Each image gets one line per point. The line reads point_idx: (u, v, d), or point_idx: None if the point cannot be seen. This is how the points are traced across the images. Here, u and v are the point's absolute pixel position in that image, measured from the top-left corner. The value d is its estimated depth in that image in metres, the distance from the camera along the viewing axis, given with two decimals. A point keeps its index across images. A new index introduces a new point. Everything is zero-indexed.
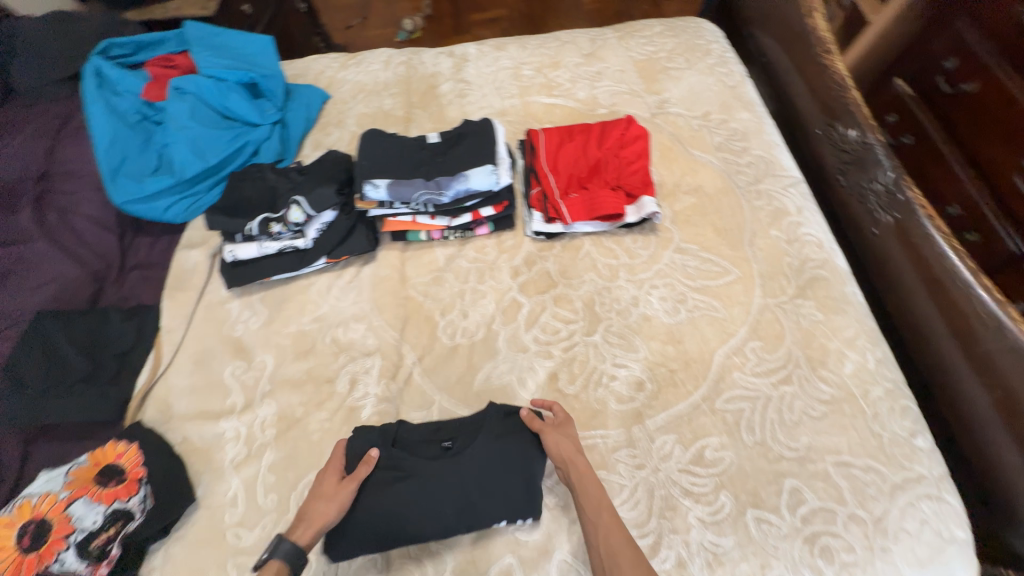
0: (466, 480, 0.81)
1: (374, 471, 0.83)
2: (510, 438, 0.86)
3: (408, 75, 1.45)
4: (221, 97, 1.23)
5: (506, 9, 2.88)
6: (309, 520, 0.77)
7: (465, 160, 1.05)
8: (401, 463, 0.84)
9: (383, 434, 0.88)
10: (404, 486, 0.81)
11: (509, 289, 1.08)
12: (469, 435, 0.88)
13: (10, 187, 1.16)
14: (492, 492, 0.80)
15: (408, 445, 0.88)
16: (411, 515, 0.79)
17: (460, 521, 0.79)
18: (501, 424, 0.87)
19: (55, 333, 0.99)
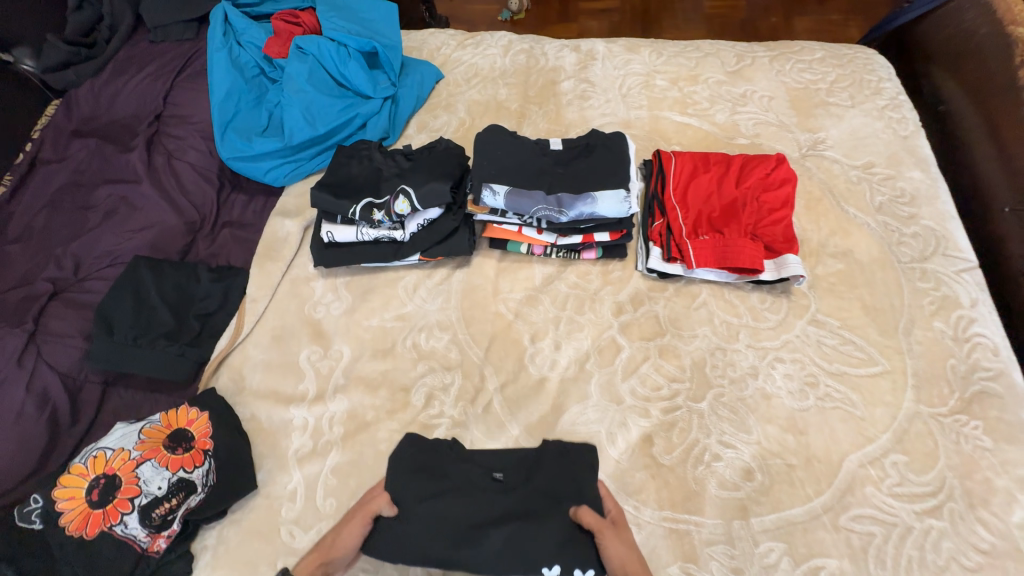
0: (512, 513, 0.74)
1: (414, 486, 0.77)
2: (563, 479, 0.79)
3: (528, 65, 1.34)
4: (339, 64, 1.16)
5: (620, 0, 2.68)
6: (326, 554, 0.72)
7: (592, 179, 0.94)
8: (444, 480, 0.78)
9: (429, 451, 0.82)
10: (442, 506, 0.75)
11: (609, 327, 0.97)
12: (519, 468, 0.81)
13: (128, 124, 1.16)
14: (540, 527, 0.72)
15: (456, 464, 0.81)
16: (444, 539, 0.72)
17: (501, 558, 0.70)
18: (558, 462, 0.81)
19: (148, 282, 0.97)
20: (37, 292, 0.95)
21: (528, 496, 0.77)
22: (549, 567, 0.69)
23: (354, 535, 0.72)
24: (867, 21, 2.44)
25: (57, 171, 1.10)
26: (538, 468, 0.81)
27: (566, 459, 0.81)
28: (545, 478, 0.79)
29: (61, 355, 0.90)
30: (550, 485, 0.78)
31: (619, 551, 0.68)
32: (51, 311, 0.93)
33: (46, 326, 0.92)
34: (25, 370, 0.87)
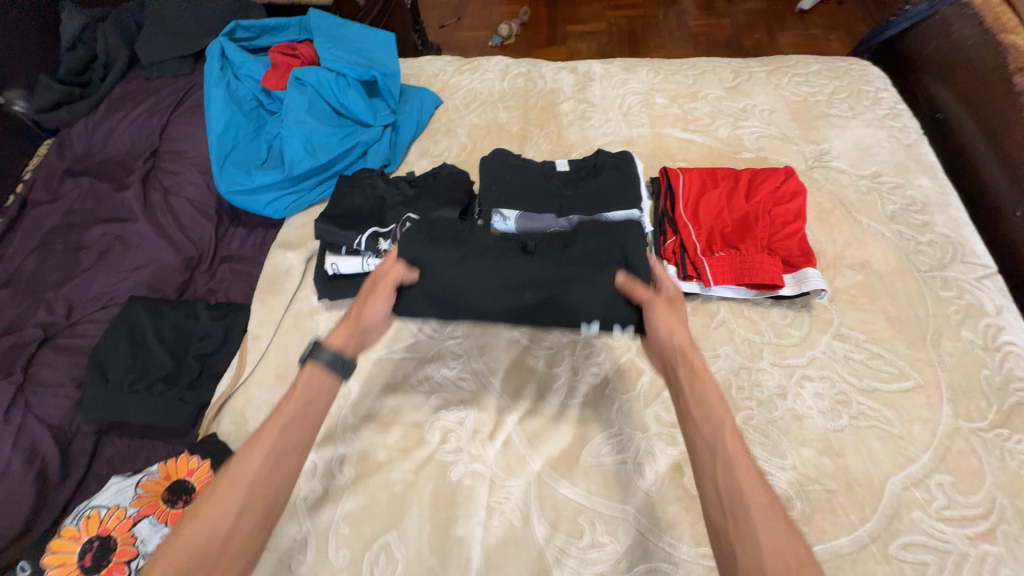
0: (547, 275, 0.82)
1: (442, 253, 0.82)
2: (602, 244, 0.83)
3: (526, 88, 1.34)
4: (338, 94, 1.15)
5: (606, 23, 2.75)
6: (352, 324, 0.72)
7: (602, 199, 0.93)
8: (473, 247, 0.83)
9: (451, 230, 0.87)
10: (472, 268, 0.82)
11: (627, 350, 0.93)
12: (550, 245, 0.85)
13: (123, 162, 1.14)
14: (579, 291, 0.81)
15: (485, 237, 0.87)
16: (483, 293, 0.82)
17: (538, 313, 0.83)
18: (593, 232, 0.85)
19: (144, 324, 0.94)
20: (26, 339, 0.90)
21: (562, 263, 0.82)
22: (588, 324, 0.82)
23: (382, 304, 0.75)
24: (847, 34, 2.49)
25: (48, 212, 1.07)
26: (574, 236, 0.85)
27: (604, 230, 0.85)
28: (580, 245, 0.84)
29: (50, 407, 0.85)
30: (587, 249, 0.84)
31: (664, 320, 0.70)
32: (41, 359, 0.89)
33: (36, 375, 0.87)
34: (12, 425, 0.81)
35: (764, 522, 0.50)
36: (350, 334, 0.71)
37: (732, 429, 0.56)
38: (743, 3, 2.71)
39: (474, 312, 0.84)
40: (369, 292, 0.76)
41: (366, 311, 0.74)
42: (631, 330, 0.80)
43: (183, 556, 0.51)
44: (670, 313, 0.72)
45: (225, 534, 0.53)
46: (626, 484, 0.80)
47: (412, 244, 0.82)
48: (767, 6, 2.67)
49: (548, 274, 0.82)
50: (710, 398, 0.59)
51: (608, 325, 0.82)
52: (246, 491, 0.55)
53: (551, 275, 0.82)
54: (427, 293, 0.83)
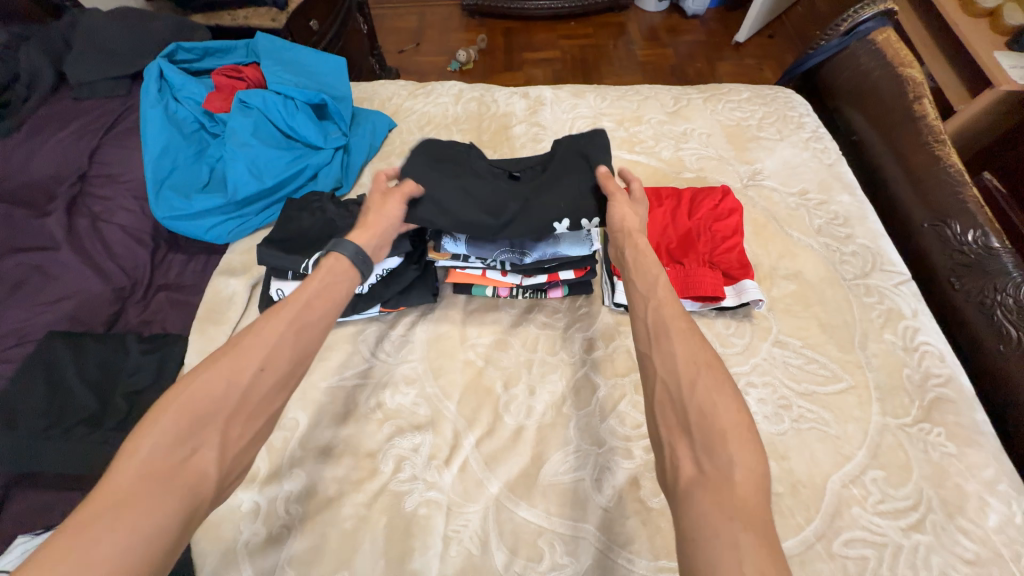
0: (529, 187, 0.89)
1: (439, 169, 0.89)
2: (577, 158, 0.91)
3: (480, 111, 1.38)
4: (286, 117, 1.13)
5: (560, 51, 2.88)
6: (370, 227, 0.80)
7: (547, 192, 0.88)
8: (467, 169, 0.92)
9: (448, 155, 0.94)
10: (465, 182, 0.88)
11: (581, 366, 0.95)
12: (532, 171, 0.95)
13: (41, 185, 1.05)
14: (556, 195, 0.87)
15: (477, 163, 0.94)
16: (472, 203, 0.86)
17: (522, 218, 0.86)
18: (569, 152, 0.93)
19: (65, 361, 0.86)
20: None
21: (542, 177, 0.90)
22: (560, 221, 0.86)
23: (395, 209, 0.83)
24: (777, 64, 2.72)
25: None
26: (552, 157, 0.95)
27: (579, 147, 0.92)
28: (558, 162, 0.92)
29: None
30: (563, 165, 0.91)
31: (629, 214, 0.81)
32: None
33: None
34: None
35: (682, 347, 0.60)
36: (369, 236, 0.80)
37: (663, 285, 0.69)
38: (685, 36, 2.92)
39: (463, 221, 0.85)
40: (382, 201, 0.84)
41: (382, 214, 0.82)
42: (597, 220, 0.87)
43: (205, 400, 0.55)
44: (636, 213, 0.84)
45: (249, 383, 0.58)
46: (584, 501, 0.80)
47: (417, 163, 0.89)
48: (707, 38, 2.89)
49: (529, 187, 0.89)
50: (647, 265, 0.73)
51: (579, 220, 0.87)
52: (275, 349, 0.61)
53: (537, 185, 0.89)
54: (424, 202, 0.86)
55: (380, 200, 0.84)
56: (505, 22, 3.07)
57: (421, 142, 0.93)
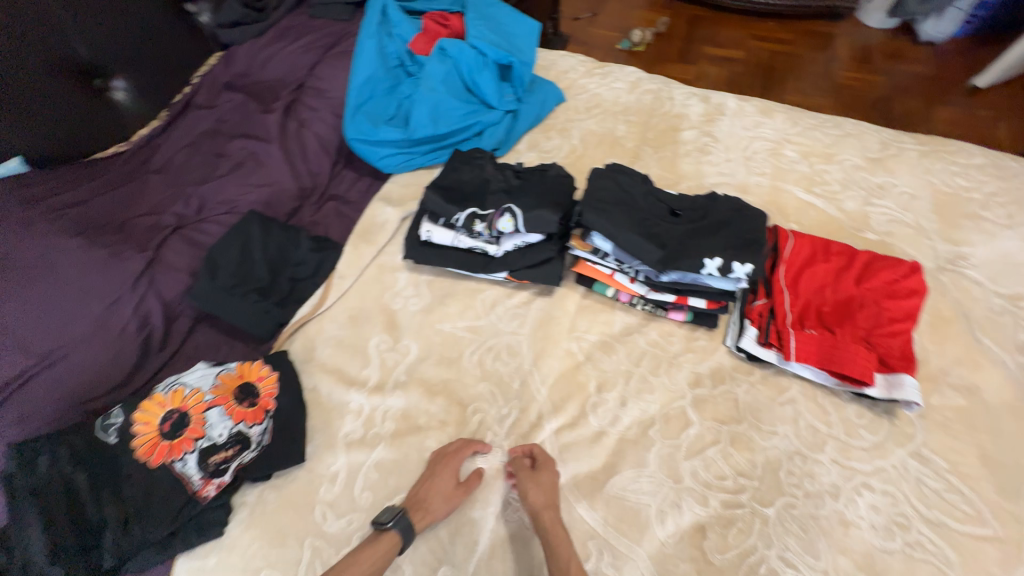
0: (693, 232, 0.88)
1: (615, 190, 0.92)
2: (746, 220, 0.89)
3: (651, 106, 1.33)
4: (473, 71, 1.19)
5: (745, 53, 2.61)
6: (424, 508, 0.78)
7: (711, 238, 0.86)
8: (638, 196, 0.92)
9: (624, 177, 0.95)
10: (634, 210, 0.89)
11: (681, 397, 0.91)
12: (698, 214, 0.93)
13: (272, 87, 1.25)
14: (719, 244, 0.84)
15: (649, 192, 0.95)
16: (637, 226, 0.86)
17: (678, 254, 0.84)
18: (739, 213, 0.91)
19: (254, 236, 1.03)
20: (162, 223, 1.01)
21: (709, 225, 0.89)
22: (711, 259, 0.82)
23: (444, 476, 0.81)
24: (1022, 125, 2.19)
25: (203, 115, 1.20)
26: (722, 208, 0.92)
27: (749, 214, 0.91)
28: (726, 217, 0.90)
29: (167, 286, 0.95)
30: (731, 222, 0.89)
31: (540, 489, 0.78)
32: (170, 243, 0.99)
33: (163, 256, 0.97)
34: (136, 293, 0.92)
35: None
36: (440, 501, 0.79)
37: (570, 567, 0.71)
38: (906, 65, 2.46)
39: (625, 237, 0.85)
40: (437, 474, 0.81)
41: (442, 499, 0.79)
42: (750, 267, 0.81)
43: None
44: (544, 478, 0.79)
45: None
46: (643, 528, 0.79)
47: (598, 180, 0.92)
48: (935, 74, 2.40)
49: (694, 231, 0.88)
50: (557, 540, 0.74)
51: (730, 264, 0.82)
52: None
53: (693, 231, 0.88)
54: (597, 211, 0.87)
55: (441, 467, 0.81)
56: (693, 9, 2.85)
57: (597, 167, 0.98)
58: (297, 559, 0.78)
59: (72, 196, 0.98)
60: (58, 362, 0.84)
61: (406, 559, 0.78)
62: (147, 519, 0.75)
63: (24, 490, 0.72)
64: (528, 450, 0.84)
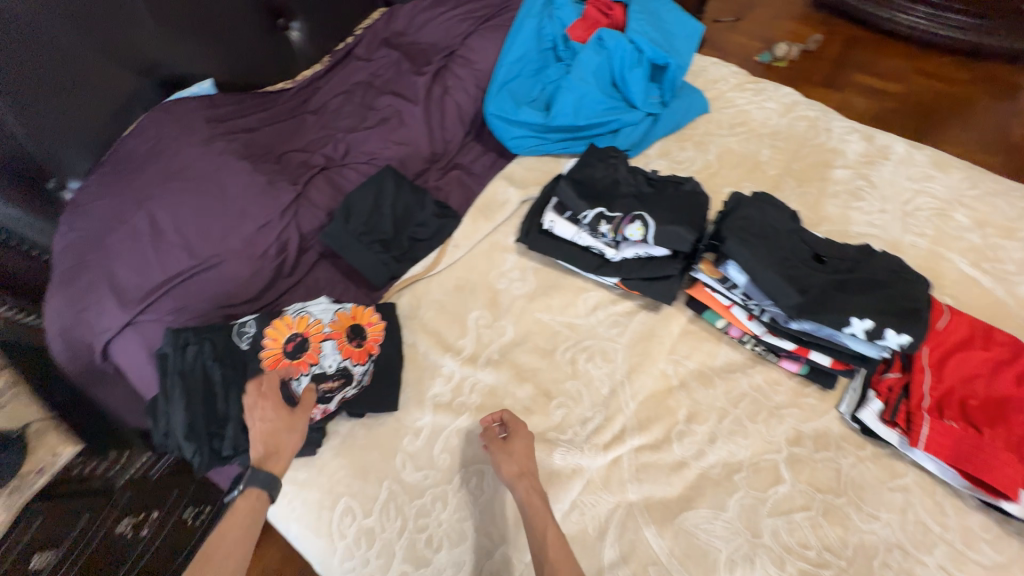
0: (843, 283, 0.81)
1: (761, 221, 0.86)
2: (904, 281, 0.81)
3: (803, 134, 1.22)
4: (625, 67, 1.17)
5: (905, 87, 2.31)
6: (278, 453, 0.76)
7: (864, 296, 0.79)
8: (785, 232, 0.87)
9: (773, 207, 0.89)
10: (780, 246, 0.84)
11: (776, 451, 0.86)
12: (849, 264, 0.85)
13: (425, 51, 1.30)
14: (872, 303, 0.77)
15: (797, 230, 0.88)
16: (780, 265, 0.81)
17: (821, 305, 0.78)
18: (896, 273, 0.83)
19: (388, 190, 1.09)
20: (312, 162, 1.09)
21: (862, 278, 0.81)
22: (861, 319, 0.76)
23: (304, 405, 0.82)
24: None
25: (360, 67, 1.27)
26: (877, 264, 0.84)
27: (907, 276, 0.82)
28: (881, 274, 0.82)
29: (307, 220, 1.04)
30: (889, 281, 0.81)
31: (511, 459, 0.79)
32: (316, 182, 1.07)
33: (308, 192, 1.05)
34: (283, 221, 1.01)
35: None
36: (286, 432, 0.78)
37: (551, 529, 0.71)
38: None
39: (765, 275, 0.80)
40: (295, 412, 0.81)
41: (288, 432, 0.78)
42: (908, 337, 0.74)
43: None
44: (516, 448, 0.80)
45: None
46: (709, 571, 0.77)
47: (744, 207, 0.88)
48: None
49: (843, 282, 0.81)
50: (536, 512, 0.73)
51: (883, 330, 0.75)
52: (233, 545, 0.67)
53: (843, 282, 0.81)
54: (740, 240, 0.82)
55: (261, 420, 0.78)
56: (852, 30, 2.55)
57: (740, 192, 0.93)
58: (375, 496, 0.84)
59: (245, 123, 1.08)
60: (212, 267, 0.95)
61: (469, 525, 0.82)
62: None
63: (174, 371, 0.83)
64: (498, 417, 0.84)
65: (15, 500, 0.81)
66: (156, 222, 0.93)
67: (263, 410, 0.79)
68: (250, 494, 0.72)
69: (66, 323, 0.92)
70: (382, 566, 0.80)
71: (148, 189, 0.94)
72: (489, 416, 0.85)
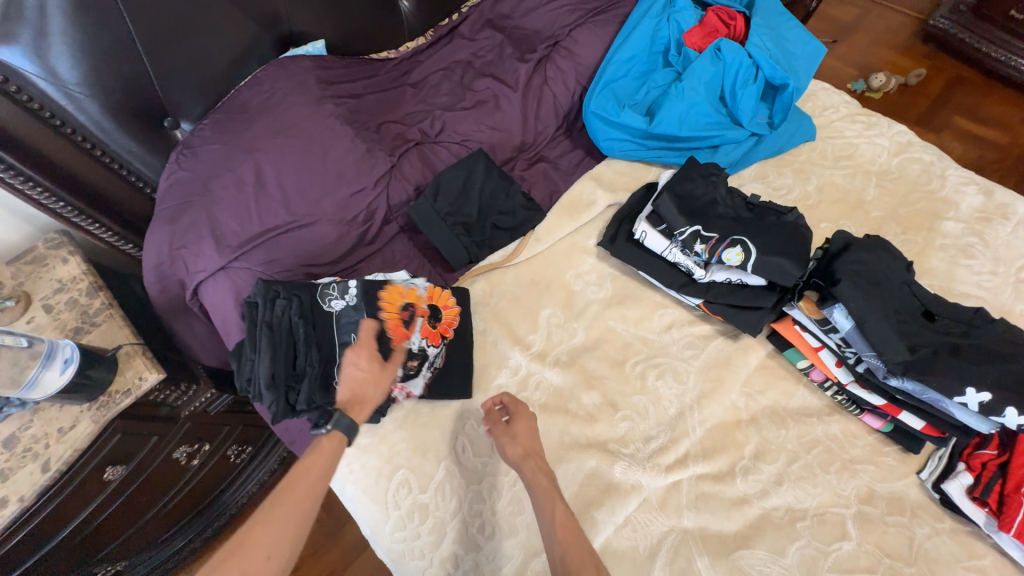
0: (951, 348, 0.79)
1: (873, 269, 0.84)
2: (1019, 355, 0.77)
3: (915, 179, 1.14)
4: (738, 83, 1.13)
5: (1010, 138, 2.13)
6: (360, 404, 0.76)
7: (979, 368, 0.76)
8: (896, 283, 0.84)
9: (885, 256, 0.86)
10: (890, 299, 0.82)
11: (845, 505, 0.83)
12: (957, 326, 0.82)
13: (529, 39, 1.28)
14: (983, 373, 0.75)
15: (907, 282, 0.85)
16: (890, 320, 0.80)
17: (927, 369, 0.77)
18: (1009, 344, 0.79)
19: (478, 174, 1.08)
20: (408, 136, 1.10)
21: (971, 344, 0.79)
22: (976, 391, 0.74)
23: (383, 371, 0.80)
24: None
25: (462, 46, 1.26)
26: (990, 331, 0.81)
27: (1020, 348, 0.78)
28: (992, 342, 0.79)
29: (396, 192, 1.05)
30: (1002, 352, 0.78)
31: (515, 442, 0.76)
32: (410, 156, 1.08)
33: (401, 165, 1.06)
34: (375, 190, 1.02)
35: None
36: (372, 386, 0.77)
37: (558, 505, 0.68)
38: None
39: (873, 329, 0.79)
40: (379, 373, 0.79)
41: (374, 387, 0.78)
42: None
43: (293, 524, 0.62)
44: (518, 430, 0.77)
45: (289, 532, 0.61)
46: None
47: (857, 252, 0.85)
48: None
49: (951, 346, 0.79)
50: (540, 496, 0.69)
51: (999, 408, 0.73)
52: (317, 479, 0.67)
53: (952, 347, 0.79)
54: (855, 288, 0.80)
55: (356, 367, 0.77)
56: (958, 68, 2.36)
57: (848, 232, 0.90)
58: (432, 474, 0.85)
59: (352, 89, 1.10)
60: (305, 226, 0.97)
61: (521, 520, 0.82)
62: (337, 384, 0.86)
63: (264, 322, 0.85)
64: (499, 400, 0.83)
65: (101, 413, 0.85)
66: (261, 174, 0.96)
67: (357, 359, 0.78)
68: (336, 438, 0.71)
69: (162, 258, 0.95)
70: (432, 543, 0.81)
71: (257, 141, 0.97)
72: (488, 405, 0.82)
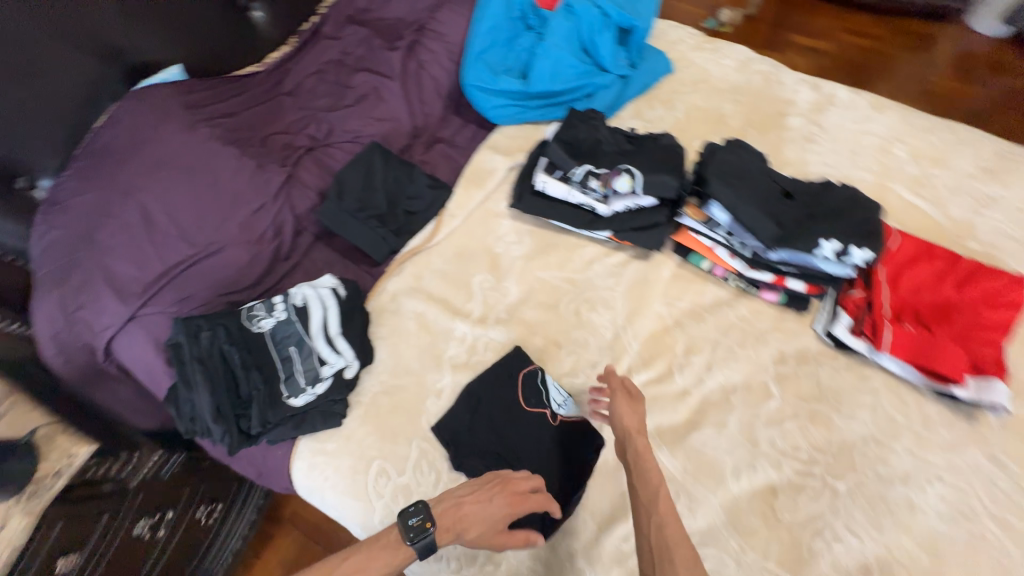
0: (807, 215, 0.94)
1: (737, 166, 0.98)
2: (856, 208, 0.94)
3: (761, 88, 1.31)
4: (594, 32, 1.24)
5: (835, 44, 2.47)
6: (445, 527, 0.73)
7: (829, 224, 0.92)
8: (758, 174, 0.98)
9: (744, 153, 1.01)
10: (755, 186, 0.96)
11: (765, 371, 0.97)
12: (810, 197, 0.97)
13: (394, 27, 1.30)
14: (831, 227, 0.92)
15: (766, 170, 1.00)
16: (757, 203, 0.94)
17: (795, 236, 0.91)
18: (849, 201, 0.96)
19: (377, 165, 1.10)
20: (297, 143, 1.09)
21: (822, 209, 0.95)
22: (828, 240, 0.90)
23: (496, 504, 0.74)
24: None
25: (330, 45, 1.25)
26: (832, 196, 0.98)
27: (856, 202, 0.96)
28: (836, 203, 0.96)
29: (300, 200, 1.04)
30: (844, 209, 0.94)
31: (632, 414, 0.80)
32: (304, 162, 1.07)
33: (298, 173, 1.05)
34: (276, 202, 1.00)
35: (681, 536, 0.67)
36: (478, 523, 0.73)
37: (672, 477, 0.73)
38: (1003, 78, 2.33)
39: (746, 213, 0.93)
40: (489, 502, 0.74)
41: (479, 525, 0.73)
42: (870, 253, 0.89)
43: None
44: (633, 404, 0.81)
45: None
46: (718, 480, 0.86)
47: (722, 155, 0.99)
48: None
49: (807, 213, 0.95)
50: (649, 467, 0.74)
51: (847, 249, 0.90)
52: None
53: (807, 214, 0.94)
54: (724, 184, 0.94)
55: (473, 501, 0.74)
56: None
57: (712, 141, 1.04)
58: (406, 455, 0.87)
59: (224, 107, 1.06)
60: (211, 254, 0.94)
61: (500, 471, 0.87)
62: (286, 399, 0.86)
63: (192, 357, 0.83)
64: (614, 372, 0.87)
65: (34, 503, 0.78)
66: (147, 212, 0.91)
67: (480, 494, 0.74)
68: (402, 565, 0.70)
69: (57, 327, 0.88)
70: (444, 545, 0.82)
71: (135, 180, 0.92)
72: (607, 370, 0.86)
